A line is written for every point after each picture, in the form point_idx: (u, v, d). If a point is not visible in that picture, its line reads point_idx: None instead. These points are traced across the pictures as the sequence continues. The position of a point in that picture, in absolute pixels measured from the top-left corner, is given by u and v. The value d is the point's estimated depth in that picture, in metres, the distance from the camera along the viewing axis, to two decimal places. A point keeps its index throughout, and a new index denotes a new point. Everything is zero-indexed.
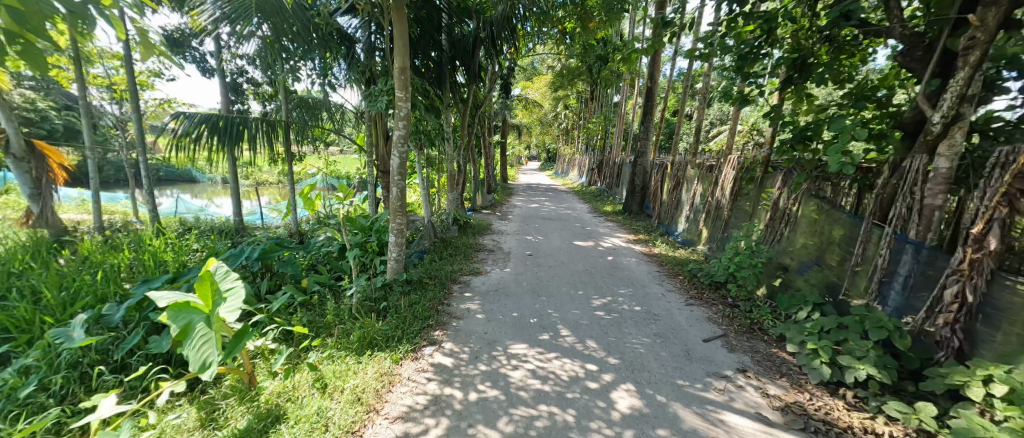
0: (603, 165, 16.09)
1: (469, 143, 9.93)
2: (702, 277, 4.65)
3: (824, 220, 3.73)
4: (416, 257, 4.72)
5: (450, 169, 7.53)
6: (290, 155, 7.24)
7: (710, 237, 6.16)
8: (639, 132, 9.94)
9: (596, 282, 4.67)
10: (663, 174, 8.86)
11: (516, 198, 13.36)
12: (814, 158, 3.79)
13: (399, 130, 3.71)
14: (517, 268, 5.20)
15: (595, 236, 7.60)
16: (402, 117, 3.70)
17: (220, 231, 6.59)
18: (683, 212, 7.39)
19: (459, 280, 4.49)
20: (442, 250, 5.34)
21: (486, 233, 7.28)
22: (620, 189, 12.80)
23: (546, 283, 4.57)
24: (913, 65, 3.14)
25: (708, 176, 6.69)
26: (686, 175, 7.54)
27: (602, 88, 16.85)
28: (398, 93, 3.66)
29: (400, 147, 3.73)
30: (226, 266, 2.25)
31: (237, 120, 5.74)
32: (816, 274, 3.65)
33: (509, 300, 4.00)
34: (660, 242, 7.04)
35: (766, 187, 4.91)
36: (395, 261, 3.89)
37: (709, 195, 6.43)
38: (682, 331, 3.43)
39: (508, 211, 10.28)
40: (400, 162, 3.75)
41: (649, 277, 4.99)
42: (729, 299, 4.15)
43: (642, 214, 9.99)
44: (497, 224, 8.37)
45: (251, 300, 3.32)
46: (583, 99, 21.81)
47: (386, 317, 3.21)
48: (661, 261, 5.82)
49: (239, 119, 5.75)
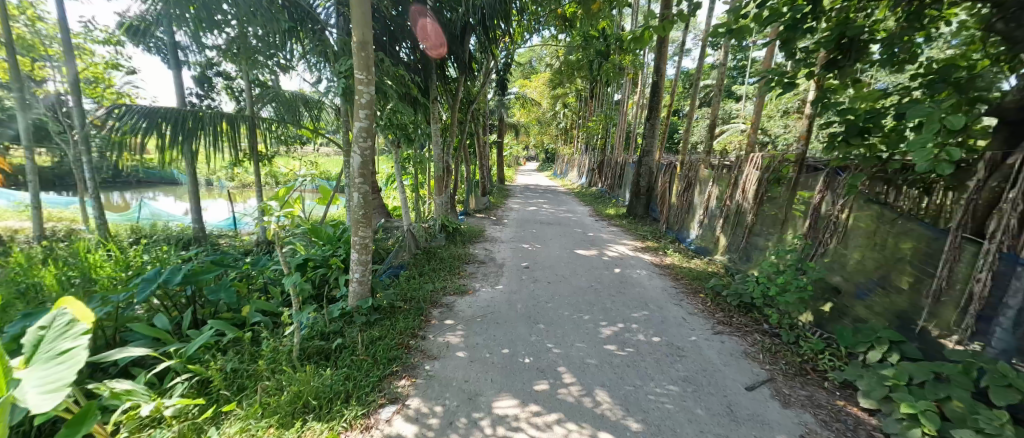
0: (604, 165, 15.42)
1: (462, 141, 9.23)
2: (729, 297, 3.94)
3: (887, 232, 3.03)
4: (390, 275, 3.98)
5: (438, 170, 6.78)
6: (259, 155, 6.49)
7: (730, 246, 5.46)
8: (645, 129, 9.23)
9: (604, 304, 3.95)
10: (671, 174, 8.14)
11: (512, 201, 12.63)
12: (872, 155, 3.08)
13: (361, 122, 2.96)
14: (511, 284, 4.46)
15: (598, 243, 6.88)
16: (364, 105, 2.94)
17: (177, 240, 5.86)
18: (696, 217, 6.68)
19: (441, 303, 3.75)
20: (423, 264, 4.60)
21: (478, 241, 6.54)
22: (622, 191, 12.09)
23: (544, 305, 3.85)
24: (1018, 34, 2.48)
25: (725, 177, 5.97)
26: (698, 176, 6.82)
27: (603, 85, 16.18)
28: (357, 75, 2.90)
29: (361, 143, 2.97)
30: (67, 318, 1.57)
31: (190, 116, 4.92)
32: (880, 299, 2.94)
33: (500, 330, 3.26)
34: (671, 251, 6.30)
35: (801, 189, 4.20)
36: (358, 284, 3.15)
37: (728, 198, 5.70)
38: (715, 374, 2.72)
39: (504, 216, 9.55)
40: (362, 161, 3.00)
41: (665, 296, 4.28)
42: (765, 326, 3.44)
43: (648, 218, 9.28)
44: (491, 230, 7.66)
45: (166, 338, 2.57)
46: (583, 98, 21.11)
47: (336, 362, 2.48)
48: (675, 273, 5.10)
49: (192, 114, 4.93)
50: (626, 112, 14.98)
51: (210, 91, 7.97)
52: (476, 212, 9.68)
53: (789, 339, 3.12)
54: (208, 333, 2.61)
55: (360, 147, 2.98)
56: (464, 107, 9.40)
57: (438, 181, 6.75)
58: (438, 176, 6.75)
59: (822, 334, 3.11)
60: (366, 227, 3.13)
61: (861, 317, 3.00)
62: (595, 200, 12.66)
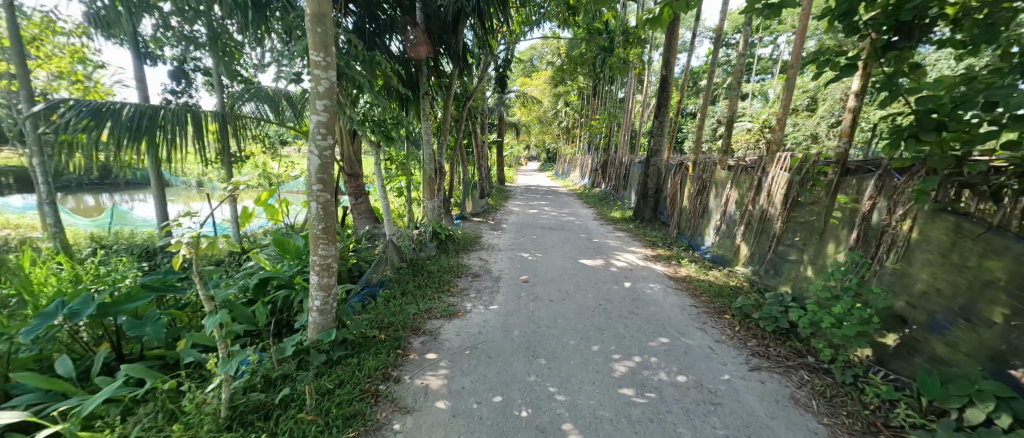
0: (608, 165, 14.87)
1: (458, 140, 8.67)
2: (762, 321, 3.36)
3: (972, 251, 2.44)
4: (365, 296, 3.41)
5: (429, 172, 6.20)
6: (234, 157, 5.94)
7: (753, 257, 4.88)
8: (654, 126, 8.63)
9: (615, 329, 3.37)
10: (683, 175, 7.56)
11: (512, 203, 12.03)
12: (945, 154, 2.49)
13: (321, 115, 2.38)
14: (507, 304, 3.88)
15: (604, 251, 6.30)
16: (322, 94, 2.36)
17: (141, 251, 5.32)
18: (712, 222, 6.09)
19: (424, 329, 3.19)
20: (407, 281, 4.02)
21: (472, 250, 5.96)
22: (628, 192, 11.52)
23: (545, 331, 3.28)
24: None
25: (746, 178, 5.38)
26: (714, 178, 6.23)
27: (607, 82, 15.60)
28: (312, 56, 2.30)
29: (319, 140, 2.39)
30: None
31: (154, 117, 4.36)
32: (964, 335, 2.36)
33: (493, 367, 2.69)
34: (686, 260, 5.72)
35: (845, 194, 3.61)
36: (320, 314, 2.58)
37: (750, 203, 5.12)
38: (763, 433, 2.16)
39: (502, 220, 8.96)
40: (321, 162, 2.42)
41: (686, 318, 3.70)
42: (810, 359, 2.87)
43: (656, 222, 8.71)
44: (488, 236, 7.10)
45: (65, 389, 2.03)
46: (585, 97, 20.50)
47: (280, 425, 1.93)
48: (694, 288, 4.52)
49: (155, 118, 4.34)
50: (631, 109, 14.40)
51: (187, 87, 7.41)
52: (472, 216, 9.11)
53: (846, 380, 2.56)
54: (119, 382, 2.07)
55: (317, 146, 2.40)
56: (459, 104, 8.83)
57: (429, 184, 6.17)
58: (428, 179, 6.19)
59: (888, 375, 2.54)
60: (331, 244, 2.54)
61: (940, 356, 2.42)
62: (599, 202, 12.08)
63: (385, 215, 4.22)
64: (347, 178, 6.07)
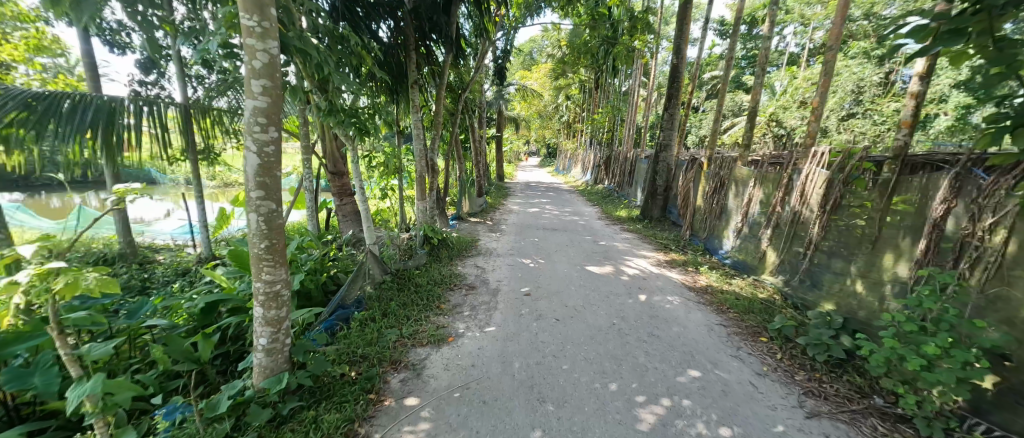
0: (611, 160, 14.29)
1: (454, 135, 8.09)
2: (810, 349, 2.83)
3: None
4: (335, 321, 2.84)
5: (420, 170, 5.64)
6: (203, 154, 5.34)
7: (784, 265, 4.33)
8: (664, 119, 8.04)
9: (636, 360, 2.81)
10: (696, 171, 6.98)
11: (511, 201, 11.44)
12: None
13: (262, 99, 1.80)
14: (506, 325, 3.33)
15: (612, 256, 5.75)
16: (260, 71, 1.77)
17: (97, 260, 4.75)
18: (732, 224, 5.54)
19: (405, 362, 2.63)
20: (390, 298, 3.47)
21: (468, 256, 5.41)
22: (633, 189, 10.95)
23: (551, 364, 2.73)
24: None
25: (773, 176, 4.81)
26: (733, 175, 5.67)
27: (610, 73, 14.96)
28: (243, 19, 1.71)
29: (257, 133, 1.81)
30: None
31: (103, 111, 3.55)
32: None
33: (487, 418, 2.14)
34: (703, 267, 5.18)
35: (906, 197, 3.05)
36: (266, 355, 2.01)
37: (778, 204, 4.56)
38: None
39: (501, 220, 8.39)
40: (262, 160, 1.84)
41: (716, 342, 3.16)
42: (879, 402, 2.34)
43: (665, 222, 8.16)
44: (486, 239, 6.55)
45: None
46: (587, 90, 19.83)
47: None
48: (719, 302, 3.97)
49: (106, 115, 3.55)
50: (636, 102, 13.82)
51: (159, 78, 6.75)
52: (469, 216, 8.54)
53: (934, 436, 2.03)
54: None
55: (254, 139, 1.81)
56: (454, 95, 8.20)
57: (420, 183, 5.61)
58: (419, 177, 5.63)
59: (990, 431, 2.02)
60: (279, 267, 1.98)
61: None
62: (603, 200, 11.51)
63: (365, 220, 3.64)
64: (331, 178, 5.50)
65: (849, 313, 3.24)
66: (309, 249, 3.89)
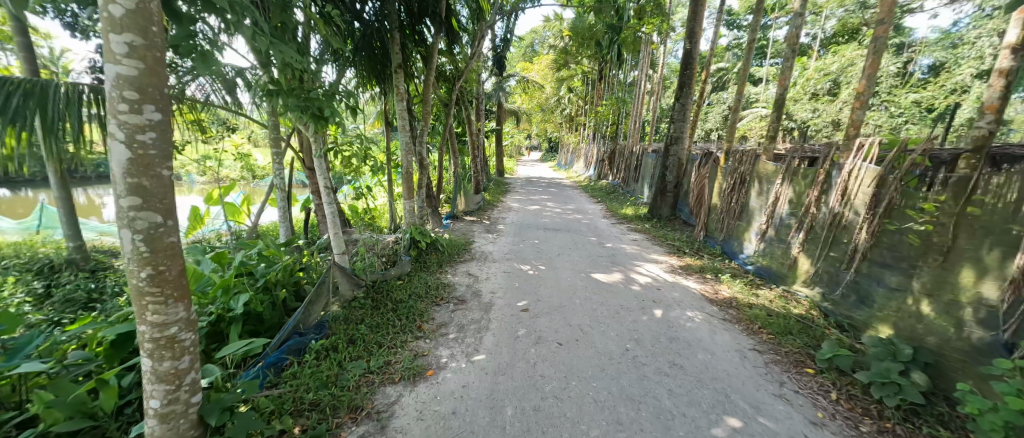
0: (615, 155, 13.70)
1: (449, 127, 7.51)
2: (875, 390, 2.27)
3: None
4: (284, 355, 2.28)
5: (408, 166, 5.08)
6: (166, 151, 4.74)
7: (820, 275, 3.77)
8: (675, 109, 7.43)
9: (657, 403, 2.26)
10: (711, 167, 6.40)
11: (511, 198, 10.84)
12: None
13: (132, 63, 1.23)
14: (498, 352, 2.78)
15: (620, 260, 5.20)
16: (125, 21, 1.19)
17: (40, 269, 4.19)
18: (755, 226, 4.96)
19: (368, 410, 2.08)
20: (361, 319, 2.91)
21: (460, 261, 4.85)
22: (639, 186, 10.36)
23: (553, 410, 2.18)
24: None
25: (806, 173, 4.23)
26: (756, 170, 5.08)
27: (616, 64, 14.31)
28: None
29: (128, 116, 1.24)
30: None
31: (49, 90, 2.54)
32: None
33: None
34: (724, 274, 4.61)
35: (991, 198, 2.48)
36: (162, 422, 1.46)
37: (814, 204, 3.98)
38: None
39: (499, 219, 7.81)
40: (134, 153, 1.26)
41: (752, 374, 2.60)
42: None
43: (676, 221, 7.59)
44: (482, 240, 5.99)
45: None
46: (591, 81, 19.15)
47: None
48: (749, 320, 3.41)
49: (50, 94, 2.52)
50: (643, 93, 13.20)
51: None
52: (465, 214, 7.98)
53: None
54: None
55: (119, 122, 1.24)
56: (448, 84, 7.60)
57: (407, 180, 5.04)
58: (405, 173, 5.05)
59: None
60: (175, 303, 1.42)
61: None
62: (608, 197, 10.93)
63: (330, 224, 3.07)
64: (307, 174, 4.92)
65: (913, 339, 2.68)
66: (270, 258, 3.32)
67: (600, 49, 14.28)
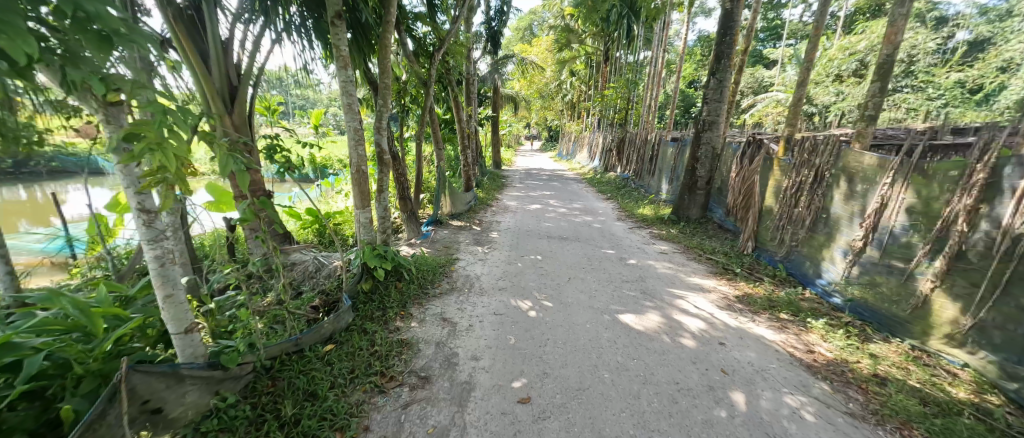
0: (624, 144, 12.24)
1: (428, 110, 6.03)
2: None
3: None
4: None
5: (359, 162, 3.66)
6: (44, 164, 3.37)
7: (985, 333, 2.44)
8: (710, 85, 5.99)
9: None
10: (762, 159, 4.97)
11: (508, 195, 9.44)
12: None
13: None
14: None
15: (655, 288, 3.84)
16: None
17: None
18: (843, 241, 3.57)
19: None
20: None
21: (435, 295, 3.49)
22: (656, 179, 8.93)
23: None
24: None
25: (939, 171, 2.85)
26: (843, 165, 3.68)
27: (625, 41, 12.73)
28: None
29: None
30: None
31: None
32: None
33: None
34: (808, 314, 3.24)
35: None
36: None
37: (963, 221, 2.60)
38: None
39: (493, 223, 6.44)
40: None
41: None
42: None
43: (707, 224, 6.20)
44: (468, 257, 4.62)
45: None
46: (594, 63, 17.56)
47: None
48: (898, 419, 2.06)
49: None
50: (656, 76, 11.72)
51: None
52: (451, 217, 6.61)
53: None
54: None
55: None
56: (427, 58, 6.13)
57: (359, 181, 3.62)
58: (354, 172, 3.64)
59: None
60: None
61: None
62: (619, 192, 9.55)
63: (153, 286, 1.58)
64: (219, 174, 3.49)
65: None
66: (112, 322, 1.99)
67: (607, 25, 12.78)
